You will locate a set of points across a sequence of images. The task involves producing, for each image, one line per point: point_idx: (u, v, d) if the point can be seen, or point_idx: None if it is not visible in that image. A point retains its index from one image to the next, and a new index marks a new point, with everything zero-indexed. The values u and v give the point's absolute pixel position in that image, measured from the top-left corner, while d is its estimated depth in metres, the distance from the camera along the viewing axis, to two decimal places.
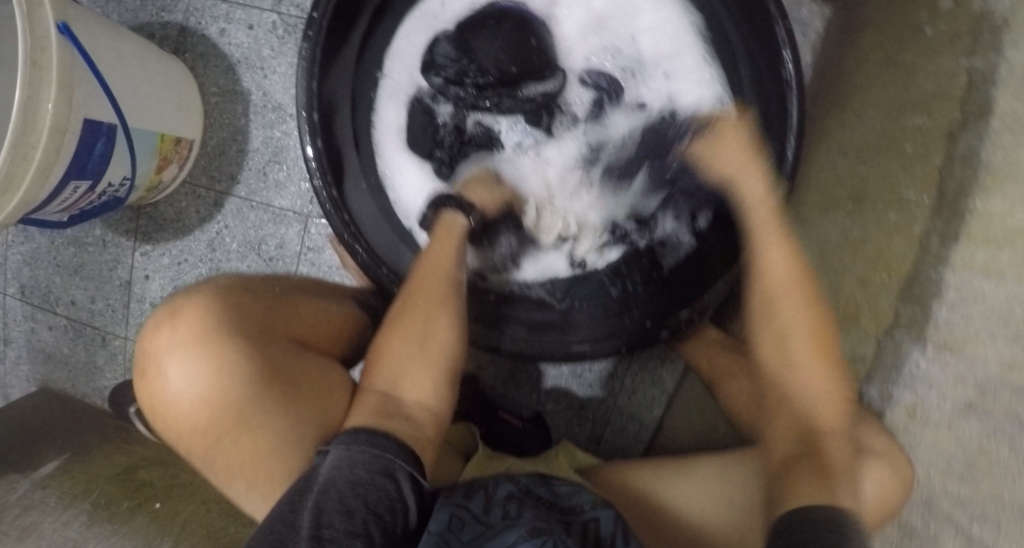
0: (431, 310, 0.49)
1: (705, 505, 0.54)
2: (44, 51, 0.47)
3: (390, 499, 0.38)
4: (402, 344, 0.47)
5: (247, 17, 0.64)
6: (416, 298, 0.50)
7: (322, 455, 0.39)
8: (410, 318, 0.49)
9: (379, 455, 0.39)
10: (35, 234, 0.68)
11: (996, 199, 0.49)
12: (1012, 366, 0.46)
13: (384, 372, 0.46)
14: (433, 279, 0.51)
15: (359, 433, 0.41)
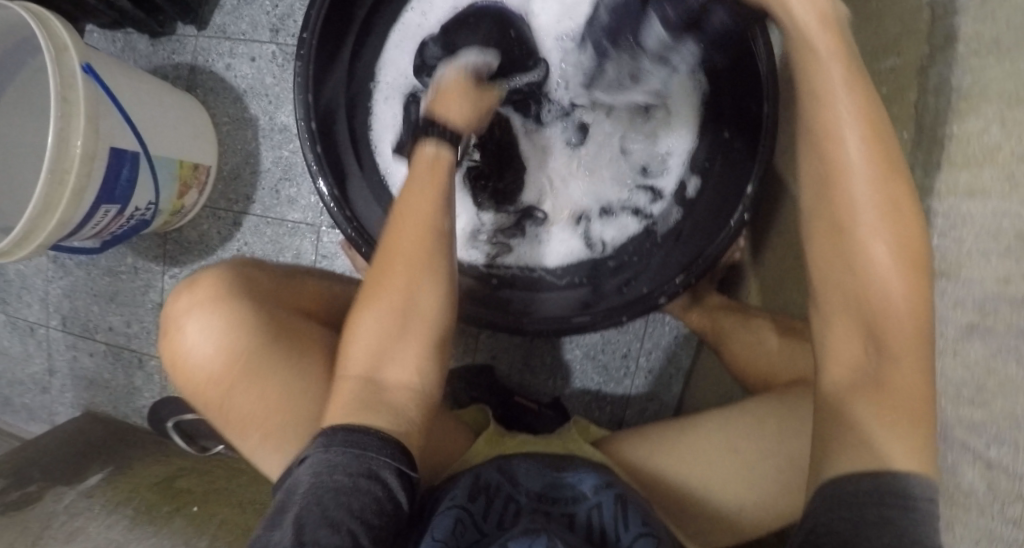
0: (414, 277, 0.47)
1: (711, 465, 0.54)
2: (73, 89, 0.53)
3: (376, 496, 0.39)
4: (382, 319, 0.46)
5: (249, 51, 0.70)
6: (396, 262, 0.47)
7: (311, 446, 0.41)
8: (390, 288, 0.47)
9: (360, 454, 0.40)
10: (72, 268, 0.74)
11: (972, 120, 0.49)
12: (1009, 281, 0.45)
13: (365, 352, 0.46)
14: (414, 240, 0.47)
15: (336, 430, 0.41)
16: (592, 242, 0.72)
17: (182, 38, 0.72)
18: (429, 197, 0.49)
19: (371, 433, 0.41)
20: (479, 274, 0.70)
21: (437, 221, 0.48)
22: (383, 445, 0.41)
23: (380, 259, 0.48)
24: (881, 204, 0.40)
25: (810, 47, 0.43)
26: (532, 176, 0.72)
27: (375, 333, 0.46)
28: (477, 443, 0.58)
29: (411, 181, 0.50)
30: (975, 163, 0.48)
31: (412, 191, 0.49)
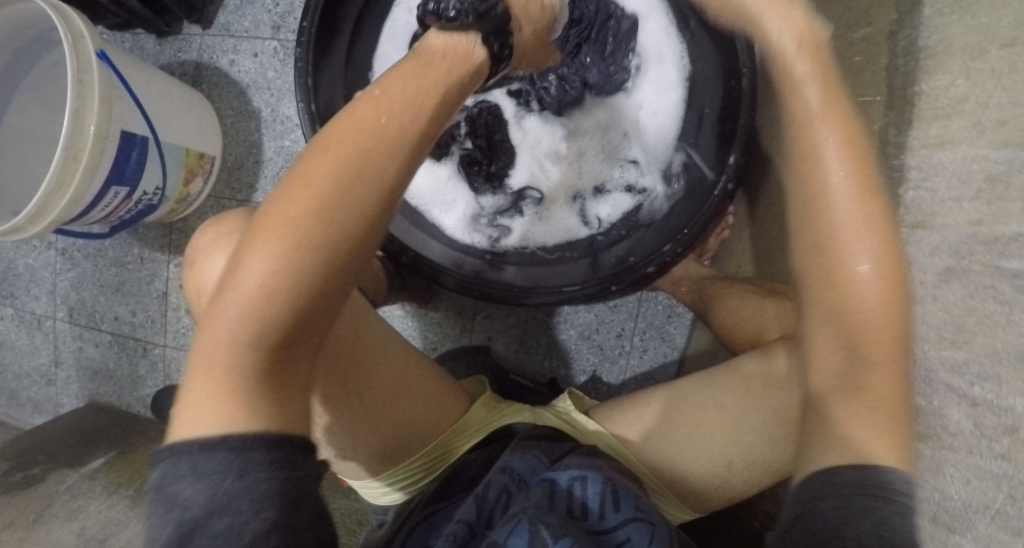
0: (346, 240, 0.38)
1: (699, 436, 0.55)
2: (88, 73, 0.56)
3: (311, 516, 0.36)
4: (290, 284, 0.37)
5: (252, 47, 0.74)
6: (330, 215, 0.38)
7: (207, 458, 0.35)
8: (311, 247, 0.37)
9: (291, 475, 0.36)
10: (80, 260, 0.76)
11: (940, 76, 0.50)
12: (981, 224, 0.46)
13: (256, 315, 0.37)
14: (358, 196, 0.39)
15: (254, 443, 0.35)
16: (590, 219, 0.73)
17: (188, 37, 0.75)
18: (393, 148, 0.40)
19: (290, 440, 0.37)
20: (478, 253, 0.73)
21: (394, 180, 0.40)
22: (309, 456, 0.37)
23: (306, 197, 0.38)
24: (858, 209, 0.41)
25: (788, 56, 0.44)
26: (524, 158, 0.74)
27: (276, 298, 0.37)
28: (475, 407, 0.60)
29: (377, 117, 0.40)
30: (945, 115, 0.49)
31: (377, 131, 0.40)
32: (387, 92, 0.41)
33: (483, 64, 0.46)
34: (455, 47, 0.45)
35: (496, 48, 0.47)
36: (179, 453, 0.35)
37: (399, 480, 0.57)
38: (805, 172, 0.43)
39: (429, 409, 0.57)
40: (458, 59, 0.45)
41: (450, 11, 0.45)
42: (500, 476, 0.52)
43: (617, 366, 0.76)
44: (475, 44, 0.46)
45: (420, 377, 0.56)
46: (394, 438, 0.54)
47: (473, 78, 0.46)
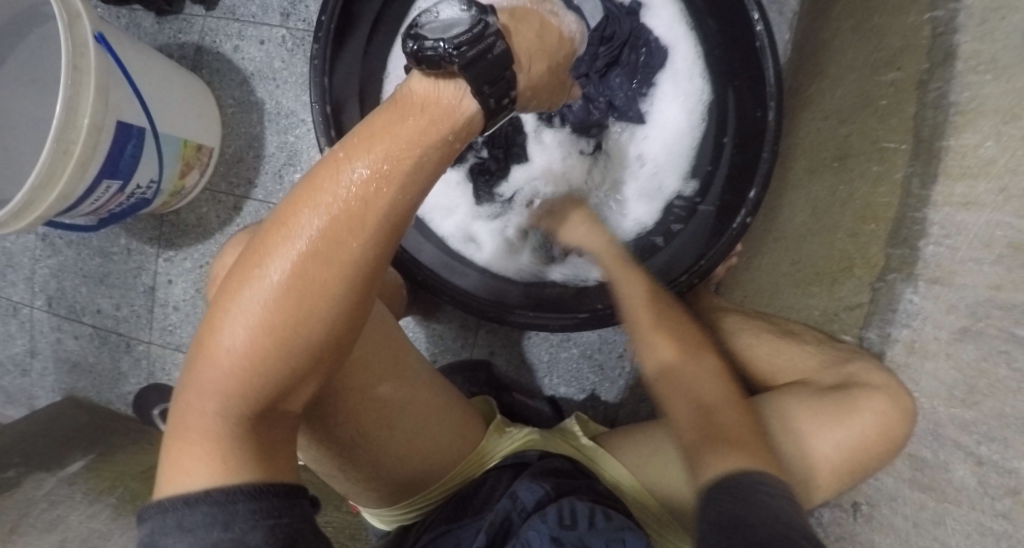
0: (320, 323, 0.36)
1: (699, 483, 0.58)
2: (85, 57, 0.51)
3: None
4: (265, 363, 0.36)
5: (258, 34, 0.69)
6: (300, 297, 0.35)
7: (190, 515, 0.35)
8: (283, 327, 0.36)
9: (276, 524, 0.36)
10: (61, 246, 0.71)
11: (969, 135, 0.51)
12: (999, 288, 0.48)
13: (231, 389, 0.37)
14: (330, 278, 0.35)
15: (237, 498, 0.35)
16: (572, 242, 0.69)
17: (190, 18, 0.70)
18: (368, 222, 0.35)
19: (272, 491, 0.37)
20: (472, 264, 0.73)
21: (370, 256, 0.36)
22: (295, 504, 0.37)
23: (277, 276, 0.35)
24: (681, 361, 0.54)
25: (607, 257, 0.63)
26: (536, 177, 0.73)
27: (251, 373, 0.37)
28: (489, 432, 0.61)
29: (350, 184, 0.35)
30: (971, 174, 0.50)
31: (349, 202, 0.35)
32: (360, 148, 0.36)
33: (478, 118, 0.38)
34: (439, 99, 0.37)
35: (492, 102, 0.38)
36: (163, 513, 0.35)
37: (413, 509, 0.58)
38: (633, 325, 0.57)
39: (448, 445, 0.57)
40: (440, 114, 0.37)
41: (434, 55, 0.36)
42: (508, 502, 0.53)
43: (615, 385, 0.76)
44: (462, 94, 0.38)
45: (437, 416, 0.55)
46: (405, 474, 0.55)
47: (469, 129, 0.38)
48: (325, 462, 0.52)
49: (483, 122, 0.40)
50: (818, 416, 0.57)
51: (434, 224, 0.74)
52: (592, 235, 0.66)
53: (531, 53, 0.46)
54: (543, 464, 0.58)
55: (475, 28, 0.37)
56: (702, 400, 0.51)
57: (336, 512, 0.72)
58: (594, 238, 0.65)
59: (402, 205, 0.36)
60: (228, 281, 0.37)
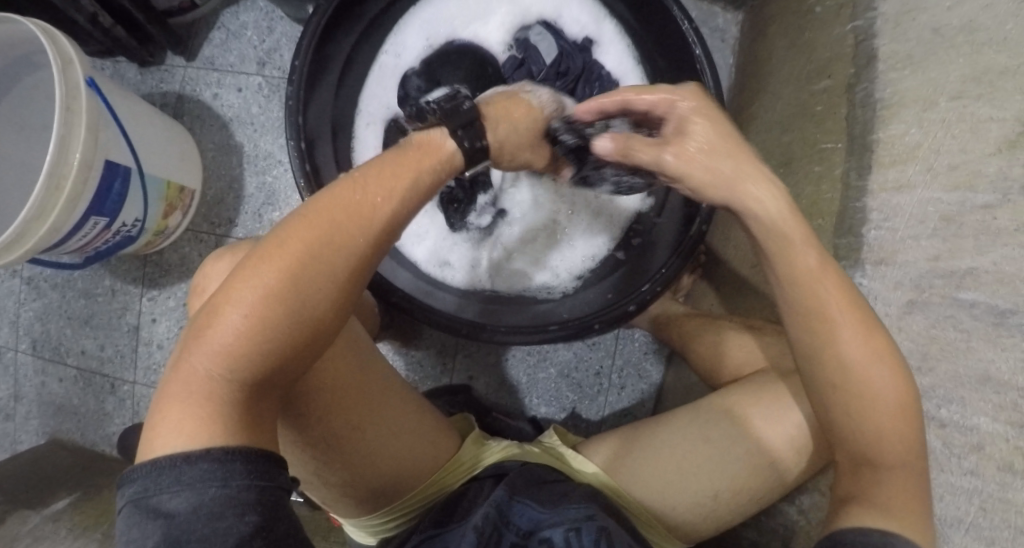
0: (321, 306, 0.41)
1: (686, 486, 0.56)
2: (77, 98, 0.55)
3: (289, 524, 0.38)
4: (266, 336, 0.39)
5: (236, 82, 0.75)
6: (307, 279, 0.40)
7: (190, 471, 0.36)
8: (287, 303, 0.39)
9: (268, 485, 0.37)
10: (45, 289, 0.71)
11: (895, 126, 0.54)
12: (938, 258, 0.51)
13: (228, 361, 0.39)
14: (335, 265, 0.41)
15: (236, 456, 0.37)
16: (630, 182, 0.59)
17: (171, 69, 0.76)
18: (371, 222, 0.42)
19: (267, 455, 0.38)
20: (448, 287, 0.76)
21: (369, 255, 0.42)
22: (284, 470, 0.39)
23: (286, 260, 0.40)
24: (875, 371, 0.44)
25: (780, 232, 0.45)
26: (503, 204, 0.76)
27: (252, 346, 0.39)
28: (465, 444, 0.63)
29: (361, 192, 0.42)
30: (900, 161, 0.54)
31: (358, 205, 0.41)
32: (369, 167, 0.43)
33: (458, 156, 0.46)
34: (434, 143, 0.46)
35: (468, 144, 0.47)
36: (161, 470, 0.36)
37: (393, 514, 0.60)
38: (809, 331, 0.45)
39: (428, 449, 0.60)
40: (431, 150, 0.45)
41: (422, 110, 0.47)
42: (493, 510, 0.55)
43: (595, 402, 0.79)
44: (445, 138, 0.46)
45: (421, 422, 0.60)
46: (383, 476, 0.57)
47: (451, 166, 0.46)
48: (305, 467, 0.54)
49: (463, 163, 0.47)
50: (771, 403, 0.56)
51: (406, 250, 0.76)
52: (777, 195, 0.45)
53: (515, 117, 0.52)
54: (523, 474, 0.60)
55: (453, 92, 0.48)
56: (864, 436, 0.45)
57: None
58: (770, 207, 0.45)
59: (400, 215, 0.43)
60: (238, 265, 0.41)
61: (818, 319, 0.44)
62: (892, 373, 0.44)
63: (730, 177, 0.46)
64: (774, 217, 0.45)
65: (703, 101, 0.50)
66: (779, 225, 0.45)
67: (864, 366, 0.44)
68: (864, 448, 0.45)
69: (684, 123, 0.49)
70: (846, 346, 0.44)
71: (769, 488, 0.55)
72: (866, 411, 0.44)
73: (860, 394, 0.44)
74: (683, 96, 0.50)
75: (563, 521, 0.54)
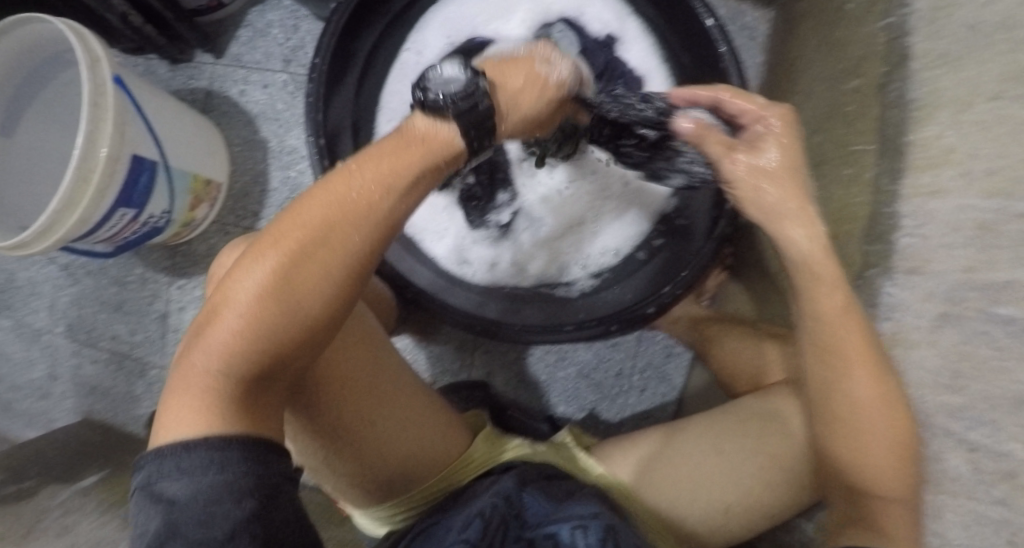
0: (316, 304, 0.40)
1: (704, 493, 0.54)
2: (104, 95, 0.58)
3: (286, 512, 0.37)
4: (260, 333, 0.39)
5: (262, 79, 0.78)
6: (299, 277, 0.39)
7: (188, 458, 0.36)
8: (282, 297, 0.39)
9: (264, 473, 0.37)
10: (81, 276, 0.74)
11: (929, 128, 0.51)
12: (972, 271, 0.48)
13: (226, 355, 0.39)
14: (329, 260, 0.40)
15: (232, 444, 0.36)
16: (699, 175, 0.59)
17: (200, 65, 0.80)
18: (364, 218, 0.40)
19: (264, 444, 0.38)
20: (468, 284, 0.75)
21: (365, 251, 0.41)
22: (283, 457, 0.39)
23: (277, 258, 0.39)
24: (876, 402, 0.46)
25: (813, 274, 0.47)
26: (523, 201, 0.75)
27: (246, 342, 0.39)
28: (477, 441, 0.61)
29: (356, 186, 0.40)
30: (933, 165, 0.51)
31: (352, 201, 0.40)
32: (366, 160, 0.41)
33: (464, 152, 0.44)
34: (436, 132, 0.42)
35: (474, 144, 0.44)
36: (161, 458, 0.36)
37: (397, 510, 0.57)
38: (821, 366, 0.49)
39: (441, 446, 0.58)
40: (433, 138, 0.42)
41: (432, 101, 0.42)
42: (502, 501, 0.54)
43: (615, 403, 0.77)
44: (454, 133, 0.43)
45: (438, 417, 0.59)
46: (388, 470, 0.55)
47: (456, 158, 0.44)
48: (311, 458, 0.54)
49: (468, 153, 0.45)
50: (790, 417, 0.54)
51: (426, 246, 0.76)
52: (811, 234, 0.47)
53: (524, 88, 0.46)
54: (533, 469, 0.59)
55: (469, 84, 0.43)
56: (865, 466, 0.48)
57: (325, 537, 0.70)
58: (803, 245, 0.47)
59: (397, 209, 0.41)
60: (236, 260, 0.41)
61: (829, 352, 0.48)
62: (892, 424, 0.46)
63: (781, 206, 0.48)
64: (810, 258, 0.47)
65: (790, 124, 0.49)
66: (815, 266, 0.47)
67: (870, 406, 0.47)
68: (850, 472, 0.48)
69: (758, 138, 0.49)
70: (854, 385, 0.47)
71: (783, 503, 0.53)
72: (865, 444, 0.47)
73: (860, 429, 0.47)
74: (772, 110, 0.50)
75: (573, 516, 0.52)
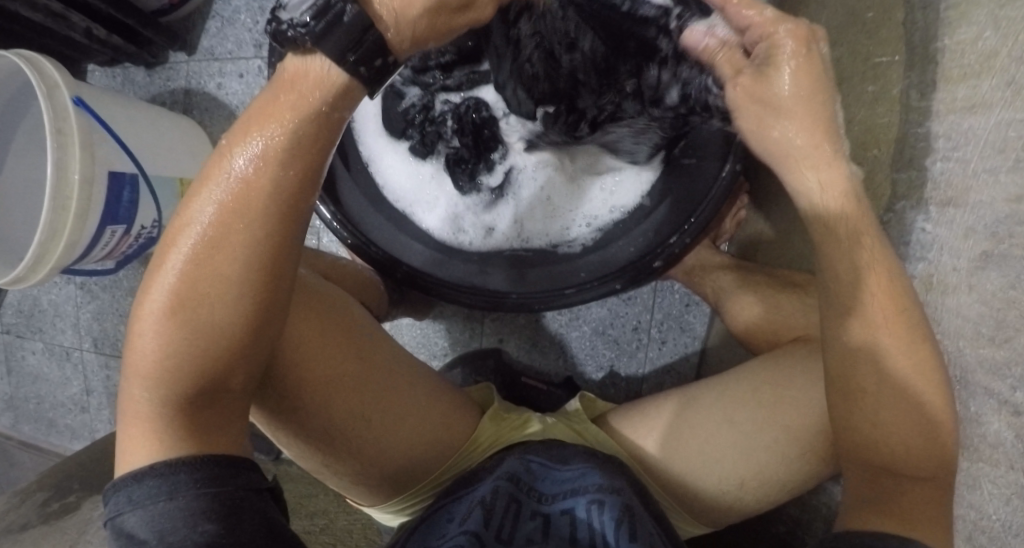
0: (224, 303, 0.37)
1: (721, 463, 0.51)
2: (66, 121, 0.57)
3: (251, 527, 0.36)
4: (179, 345, 0.38)
5: (236, 68, 0.76)
6: (199, 278, 0.37)
7: (139, 489, 0.36)
8: (191, 308, 0.37)
9: (219, 491, 0.36)
10: (98, 291, 0.77)
11: (965, 29, 0.43)
12: (1021, 198, 0.40)
13: (157, 376, 0.38)
14: (224, 259, 0.36)
15: (181, 468, 0.36)
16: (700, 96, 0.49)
17: (175, 65, 0.78)
18: (251, 206, 0.36)
19: (214, 461, 0.37)
20: (466, 254, 0.72)
21: (261, 236, 0.36)
22: (241, 473, 0.38)
23: (176, 265, 0.37)
24: (915, 361, 0.40)
25: (831, 229, 0.41)
26: (515, 158, 0.70)
27: (168, 357, 0.38)
28: (483, 422, 0.59)
29: (235, 165, 0.35)
30: (972, 74, 0.42)
31: (233, 187, 0.36)
32: (241, 132, 0.36)
33: (352, 86, 0.35)
34: (304, 75, 0.35)
35: (365, 71, 0.34)
36: (116, 491, 0.36)
37: (410, 499, 0.57)
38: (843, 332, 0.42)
39: (445, 431, 0.57)
40: (305, 92, 0.35)
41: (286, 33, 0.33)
42: (505, 483, 0.51)
43: (635, 358, 0.74)
44: (327, 66, 0.34)
45: (437, 402, 0.57)
46: (391, 464, 0.54)
47: (349, 99, 0.36)
48: (308, 458, 0.52)
49: (363, 85, 0.35)
50: (806, 380, 0.50)
51: (420, 220, 0.73)
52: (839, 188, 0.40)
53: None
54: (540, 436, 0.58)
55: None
56: (893, 447, 0.41)
57: (345, 520, 0.69)
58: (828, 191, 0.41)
59: (288, 179, 0.36)
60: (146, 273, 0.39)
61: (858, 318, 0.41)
62: (929, 389, 0.40)
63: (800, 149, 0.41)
64: (829, 211, 0.41)
65: (810, 45, 0.39)
66: (831, 219, 0.41)
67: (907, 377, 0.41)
68: (872, 455, 0.42)
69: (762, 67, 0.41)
70: (894, 361, 0.40)
71: (803, 477, 0.50)
72: (901, 414, 0.41)
73: (898, 398, 0.41)
74: (787, 27, 0.39)
75: (587, 491, 0.50)
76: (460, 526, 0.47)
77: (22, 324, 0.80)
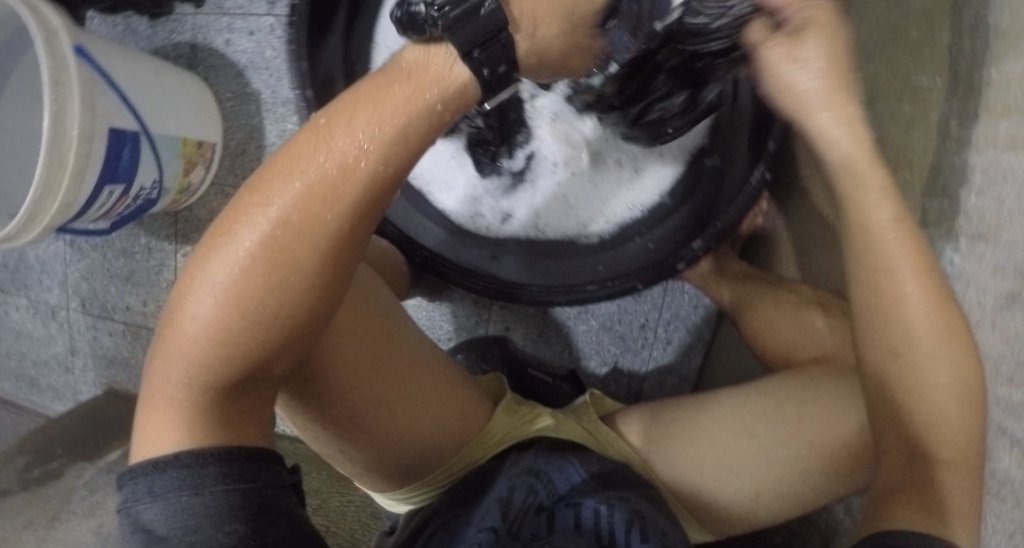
0: (287, 297, 0.35)
1: (743, 471, 0.51)
2: (65, 71, 0.53)
3: (281, 526, 0.35)
4: (229, 333, 0.35)
5: (246, 25, 0.72)
6: (276, 267, 0.34)
7: (161, 479, 0.34)
8: (251, 297, 0.34)
9: (251, 487, 0.35)
10: (87, 250, 0.74)
11: (1011, 63, 0.42)
12: None
13: (198, 361, 0.36)
14: (300, 248, 0.34)
15: (209, 459, 0.34)
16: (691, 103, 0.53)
17: (181, 17, 0.74)
18: (340, 197, 0.34)
19: (243, 454, 0.36)
20: (481, 239, 0.70)
21: (347, 232, 0.34)
22: (271, 468, 0.37)
23: (251, 249, 0.34)
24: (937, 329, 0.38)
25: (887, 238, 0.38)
26: (537, 144, 0.69)
27: (219, 346, 0.35)
28: (497, 414, 0.57)
29: (339, 151, 0.33)
30: (1017, 108, 0.42)
31: (326, 173, 0.33)
32: (342, 122, 0.34)
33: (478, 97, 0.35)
34: (427, 66, 0.34)
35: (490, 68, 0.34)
36: (134, 479, 0.34)
37: (412, 497, 0.55)
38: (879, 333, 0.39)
39: (460, 428, 0.54)
40: (426, 78, 0.34)
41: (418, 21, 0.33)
42: (523, 479, 0.51)
43: (640, 356, 0.75)
44: (454, 61, 0.34)
45: (460, 397, 0.55)
46: (396, 462, 0.51)
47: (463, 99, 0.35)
48: (315, 447, 0.50)
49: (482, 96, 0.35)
50: (829, 397, 0.50)
51: (437, 200, 0.71)
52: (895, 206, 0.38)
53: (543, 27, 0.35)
54: (545, 436, 0.56)
55: None
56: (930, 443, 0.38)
57: (339, 501, 0.69)
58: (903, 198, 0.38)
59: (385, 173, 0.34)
60: (202, 250, 0.36)
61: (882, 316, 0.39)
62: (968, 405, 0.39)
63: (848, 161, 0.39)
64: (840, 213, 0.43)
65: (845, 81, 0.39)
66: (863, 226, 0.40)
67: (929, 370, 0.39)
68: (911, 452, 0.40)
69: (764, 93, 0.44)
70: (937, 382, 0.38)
71: (817, 497, 0.50)
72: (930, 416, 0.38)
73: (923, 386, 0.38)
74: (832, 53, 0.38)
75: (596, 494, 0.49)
76: (477, 525, 0.47)
77: (6, 280, 0.76)
